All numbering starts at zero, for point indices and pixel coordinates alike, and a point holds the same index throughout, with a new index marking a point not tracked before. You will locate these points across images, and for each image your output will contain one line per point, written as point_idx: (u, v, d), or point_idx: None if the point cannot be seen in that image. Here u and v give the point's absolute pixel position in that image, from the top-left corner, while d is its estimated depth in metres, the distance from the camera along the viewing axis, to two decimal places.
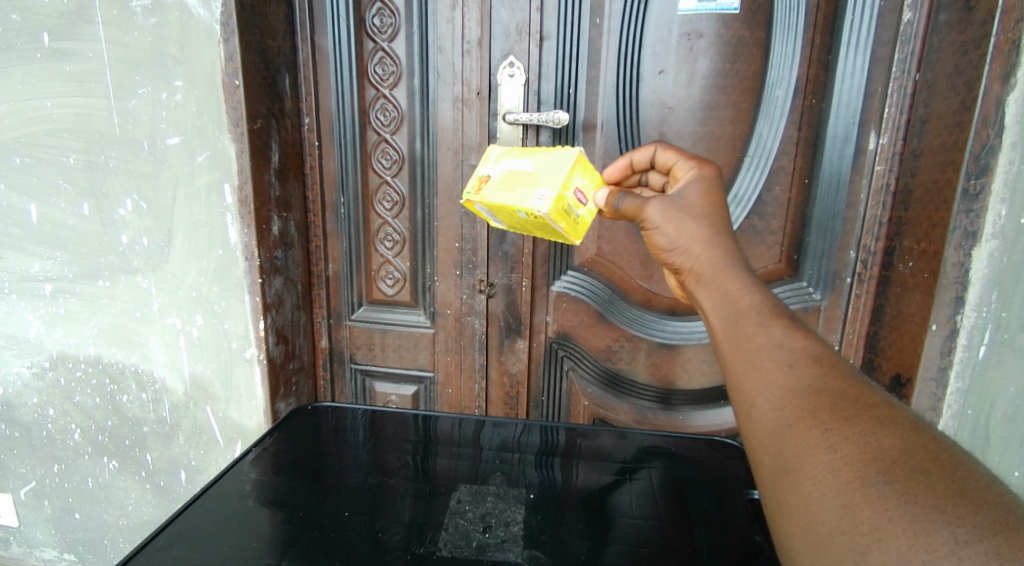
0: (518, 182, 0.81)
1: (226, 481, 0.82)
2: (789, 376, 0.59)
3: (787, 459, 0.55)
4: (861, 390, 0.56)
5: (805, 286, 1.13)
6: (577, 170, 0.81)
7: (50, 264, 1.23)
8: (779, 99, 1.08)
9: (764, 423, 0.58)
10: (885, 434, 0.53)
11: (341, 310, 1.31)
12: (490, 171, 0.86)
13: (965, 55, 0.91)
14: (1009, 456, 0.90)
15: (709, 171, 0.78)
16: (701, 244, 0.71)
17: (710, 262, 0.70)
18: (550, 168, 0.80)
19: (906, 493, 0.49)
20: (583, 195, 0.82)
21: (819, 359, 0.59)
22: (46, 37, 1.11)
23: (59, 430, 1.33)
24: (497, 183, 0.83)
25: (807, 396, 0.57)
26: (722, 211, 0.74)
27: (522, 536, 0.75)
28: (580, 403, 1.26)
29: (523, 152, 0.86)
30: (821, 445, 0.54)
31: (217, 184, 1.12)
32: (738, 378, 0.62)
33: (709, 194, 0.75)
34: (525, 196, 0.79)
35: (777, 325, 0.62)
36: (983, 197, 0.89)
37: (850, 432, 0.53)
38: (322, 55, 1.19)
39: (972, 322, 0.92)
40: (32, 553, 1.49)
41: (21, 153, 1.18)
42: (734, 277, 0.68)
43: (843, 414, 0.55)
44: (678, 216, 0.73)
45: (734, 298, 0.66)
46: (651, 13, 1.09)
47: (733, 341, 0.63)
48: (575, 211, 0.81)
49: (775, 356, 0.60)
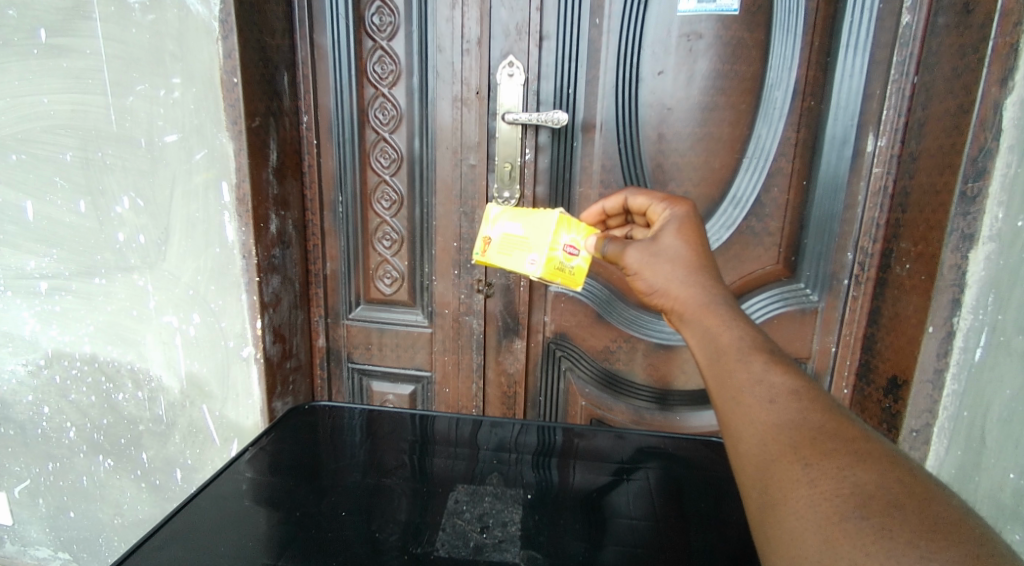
0: (513, 245, 0.90)
1: (223, 479, 0.81)
2: (771, 412, 0.60)
3: (771, 494, 0.56)
4: (841, 424, 0.58)
5: (802, 287, 1.13)
6: (562, 227, 0.87)
7: (46, 262, 1.22)
8: (778, 100, 1.09)
9: (750, 458, 0.59)
10: (863, 469, 0.54)
11: (338, 309, 1.30)
12: (489, 233, 0.94)
13: (963, 58, 0.91)
14: (1005, 457, 0.90)
15: (683, 208, 0.79)
16: (679, 284, 0.71)
17: (691, 299, 0.70)
18: (538, 231, 0.88)
19: (883, 529, 0.50)
20: (575, 247, 0.87)
21: (799, 393, 0.60)
22: (43, 33, 1.11)
23: (54, 427, 1.33)
24: (496, 246, 0.92)
25: (789, 432, 0.58)
26: (700, 246, 0.74)
27: (519, 537, 0.75)
28: (577, 404, 1.26)
29: (515, 213, 0.92)
30: (802, 481, 0.55)
31: (215, 182, 1.11)
32: (726, 411, 0.62)
33: (685, 230, 0.76)
34: (519, 260, 0.88)
35: (757, 359, 0.63)
36: (980, 200, 0.89)
37: (829, 468, 0.55)
38: (321, 53, 1.19)
39: (969, 325, 0.92)
40: (26, 551, 1.49)
41: (17, 150, 1.17)
42: (715, 312, 0.68)
43: (823, 448, 0.56)
44: (653, 258, 0.74)
45: (714, 334, 0.66)
46: (651, 14, 1.09)
47: (716, 375, 0.64)
48: (570, 264, 0.86)
49: (757, 392, 0.61)
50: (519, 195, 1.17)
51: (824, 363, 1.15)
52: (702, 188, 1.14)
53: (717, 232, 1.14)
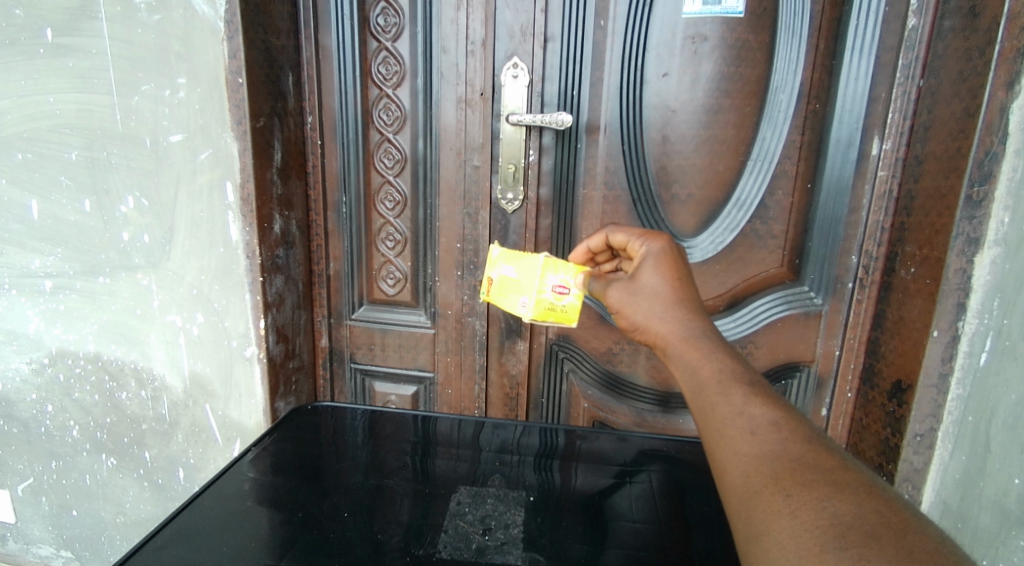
0: (508, 287, 0.95)
1: (225, 480, 0.81)
2: (753, 444, 0.62)
3: (754, 525, 0.58)
4: (820, 455, 0.60)
5: (806, 290, 1.13)
6: (550, 269, 0.91)
7: (50, 261, 1.22)
8: (783, 103, 1.08)
9: (735, 489, 0.61)
10: (840, 499, 0.56)
11: (342, 310, 1.30)
12: (489, 274, 0.97)
13: (970, 61, 0.91)
14: (1010, 461, 0.90)
15: (659, 241, 0.81)
16: (659, 320, 0.74)
17: (673, 332, 0.72)
18: (529, 273, 0.92)
19: (862, 559, 0.52)
20: (565, 286, 0.91)
21: (780, 424, 0.63)
22: (49, 33, 1.11)
23: (58, 426, 1.33)
24: (494, 287, 0.96)
25: (770, 464, 0.60)
26: (678, 280, 0.77)
27: (521, 539, 0.75)
28: (580, 406, 1.26)
29: (510, 254, 0.95)
30: (784, 512, 0.57)
31: (219, 182, 1.11)
32: (711, 443, 0.65)
33: (662, 264, 0.79)
34: (513, 303, 0.93)
35: (737, 392, 0.66)
36: (986, 204, 0.89)
37: (809, 498, 0.57)
38: (326, 53, 1.19)
39: (974, 329, 0.92)
40: (29, 549, 1.49)
41: (22, 149, 1.18)
42: (697, 346, 0.70)
43: (802, 480, 0.58)
44: (633, 296, 0.77)
45: (695, 367, 0.69)
46: (657, 16, 1.09)
47: (701, 407, 0.67)
48: (561, 303, 0.91)
49: (738, 423, 0.63)
50: (523, 197, 1.18)
51: (828, 367, 1.14)
52: (706, 190, 1.13)
53: (721, 234, 1.14)
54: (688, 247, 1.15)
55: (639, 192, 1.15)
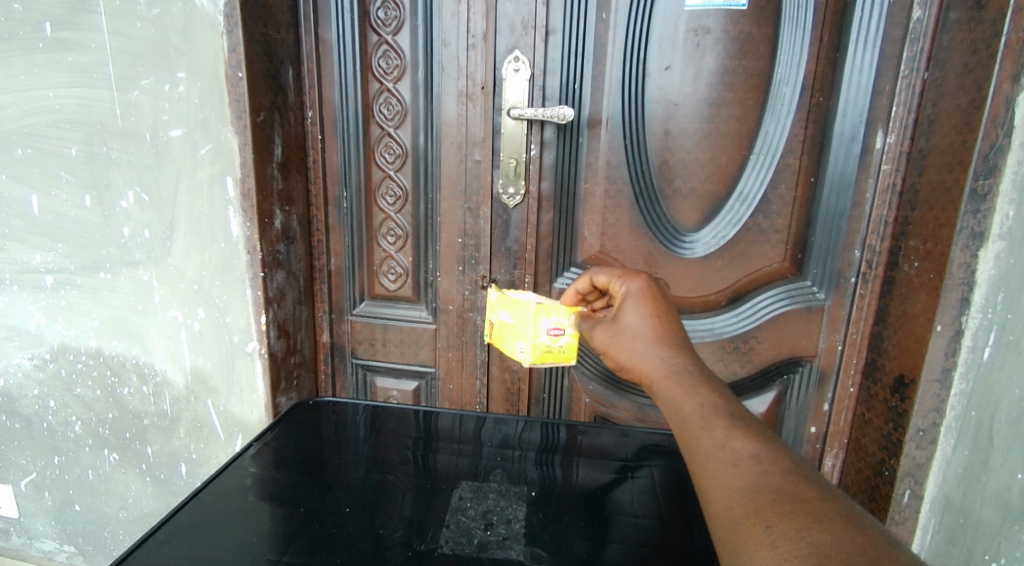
0: (508, 332, 0.93)
1: (227, 474, 0.81)
2: (736, 476, 0.63)
3: (737, 557, 0.58)
4: (799, 485, 0.61)
5: (809, 285, 1.12)
6: (541, 313, 0.88)
7: (51, 256, 1.22)
8: (786, 96, 1.07)
9: (719, 521, 0.61)
10: (819, 529, 0.57)
11: (343, 305, 1.30)
12: (493, 318, 0.97)
13: (975, 54, 0.90)
14: (1014, 457, 0.87)
15: (638, 281, 0.82)
16: (641, 358, 0.76)
17: (656, 368, 0.74)
18: (521, 317, 0.89)
19: None
20: (559, 328, 0.88)
21: (760, 457, 0.64)
22: (48, 27, 1.11)
23: (60, 421, 1.33)
24: (497, 332, 0.95)
25: (752, 495, 0.61)
26: (660, 318, 0.78)
27: (523, 534, 0.75)
28: (582, 401, 1.26)
29: (505, 300, 0.94)
30: (764, 542, 0.57)
31: (220, 177, 1.11)
32: (695, 476, 0.66)
33: (644, 302, 0.80)
34: (512, 347, 0.91)
35: (719, 425, 0.67)
36: (990, 198, 0.88)
37: (788, 529, 0.57)
38: (326, 48, 1.18)
39: (978, 323, 0.91)
40: (32, 544, 1.50)
41: (22, 144, 1.17)
42: (680, 381, 0.72)
43: (782, 510, 0.59)
44: (616, 336, 0.79)
45: (679, 403, 0.70)
46: (659, 8, 1.08)
47: (684, 441, 0.68)
48: (557, 344, 0.89)
49: (720, 457, 0.64)
50: (524, 191, 1.17)
51: (830, 362, 1.13)
52: (709, 184, 1.13)
53: (723, 229, 1.14)
54: (689, 243, 1.15)
55: (641, 187, 1.15)
